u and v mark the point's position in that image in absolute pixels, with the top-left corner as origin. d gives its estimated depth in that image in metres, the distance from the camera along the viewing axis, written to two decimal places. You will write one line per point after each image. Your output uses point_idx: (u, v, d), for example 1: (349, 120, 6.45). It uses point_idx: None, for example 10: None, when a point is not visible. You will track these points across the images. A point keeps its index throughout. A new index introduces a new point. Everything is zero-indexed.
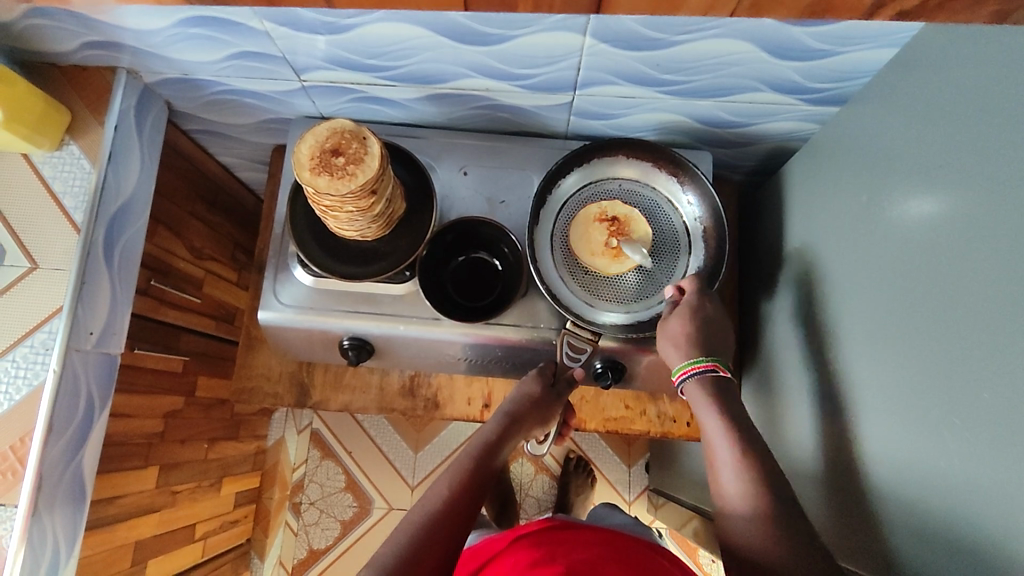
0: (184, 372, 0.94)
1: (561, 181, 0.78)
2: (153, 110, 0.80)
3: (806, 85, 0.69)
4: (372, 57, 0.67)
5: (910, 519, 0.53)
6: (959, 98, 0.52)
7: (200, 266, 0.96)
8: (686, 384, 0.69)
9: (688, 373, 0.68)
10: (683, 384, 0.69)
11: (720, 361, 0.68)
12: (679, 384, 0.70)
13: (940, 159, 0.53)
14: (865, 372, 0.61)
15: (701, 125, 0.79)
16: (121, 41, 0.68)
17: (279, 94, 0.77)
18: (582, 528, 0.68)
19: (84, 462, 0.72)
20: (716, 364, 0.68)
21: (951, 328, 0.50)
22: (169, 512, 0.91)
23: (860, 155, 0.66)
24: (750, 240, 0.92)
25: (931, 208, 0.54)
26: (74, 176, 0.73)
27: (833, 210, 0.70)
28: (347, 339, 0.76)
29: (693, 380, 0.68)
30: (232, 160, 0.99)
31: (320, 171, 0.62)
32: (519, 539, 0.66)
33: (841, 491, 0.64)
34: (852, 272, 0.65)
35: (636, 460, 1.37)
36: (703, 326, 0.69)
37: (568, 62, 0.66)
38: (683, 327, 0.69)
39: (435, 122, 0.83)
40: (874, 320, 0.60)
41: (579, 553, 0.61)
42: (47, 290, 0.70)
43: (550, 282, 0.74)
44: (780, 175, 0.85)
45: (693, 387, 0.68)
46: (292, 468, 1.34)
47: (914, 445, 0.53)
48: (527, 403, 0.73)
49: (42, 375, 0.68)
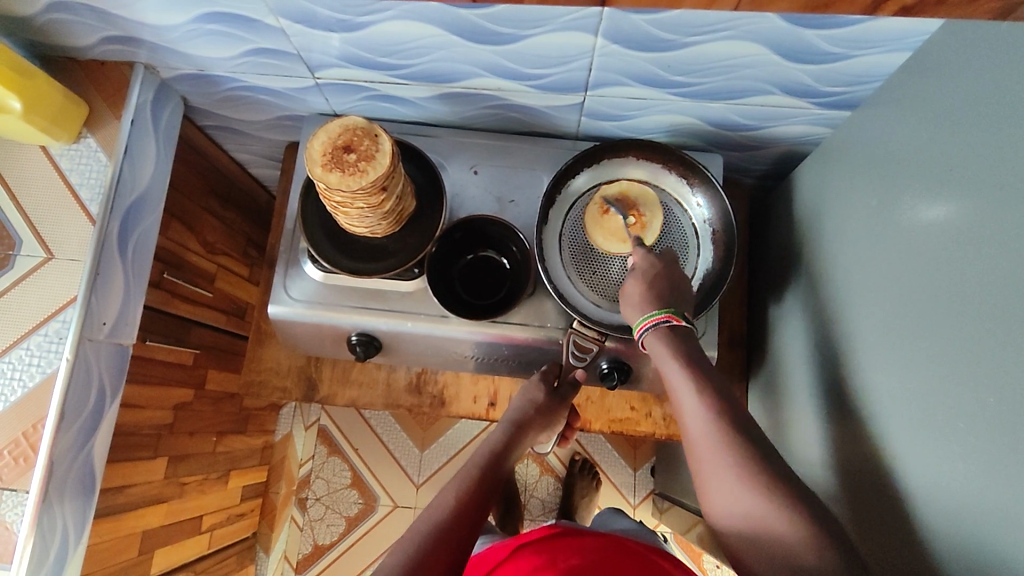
0: (195, 365, 0.95)
1: (570, 181, 0.78)
2: (169, 105, 0.81)
3: (818, 88, 0.69)
4: (385, 55, 0.68)
5: (923, 527, 0.52)
6: (971, 103, 0.52)
7: (213, 260, 0.98)
8: (646, 337, 0.68)
9: (645, 327, 0.67)
10: (644, 338, 0.68)
11: (675, 312, 0.67)
12: (640, 338, 0.68)
13: (952, 163, 0.53)
14: (875, 377, 0.61)
15: (712, 127, 0.79)
16: (140, 36, 0.69)
17: (293, 91, 0.78)
18: (586, 535, 0.67)
19: (94, 451, 0.73)
20: (672, 316, 0.66)
21: (962, 333, 0.49)
22: (176, 503, 0.92)
23: (872, 159, 0.65)
24: (760, 244, 0.92)
25: (943, 213, 0.53)
26: (91, 169, 0.74)
27: (844, 214, 0.69)
28: (354, 334, 0.77)
29: (652, 333, 0.67)
30: (246, 156, 1.00)
31: (332, 167, 0.62)
32: (523, 547, 0.65)
33: (850, 497, 0.64)
34: (862, 276, 0.65)
35: (642, 464, 1.36)
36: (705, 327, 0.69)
37: (579, 63, 0.66)
38: (639, 287, 0.68)
39: (446, 121, 0.83)
40: (883, 325, 0.60)
41: (580, 560, 0.61)
42: (62, 280, 0.72)
43: (557, 282, 0.74)
44: (791, 179, 0.85)
45: (653, 340, 0.67)
46: (298, 463, 1.35)
47: (925, 451, 0.52)
48: (533, 405, 0.73)
49: (55, 363, 0.70)
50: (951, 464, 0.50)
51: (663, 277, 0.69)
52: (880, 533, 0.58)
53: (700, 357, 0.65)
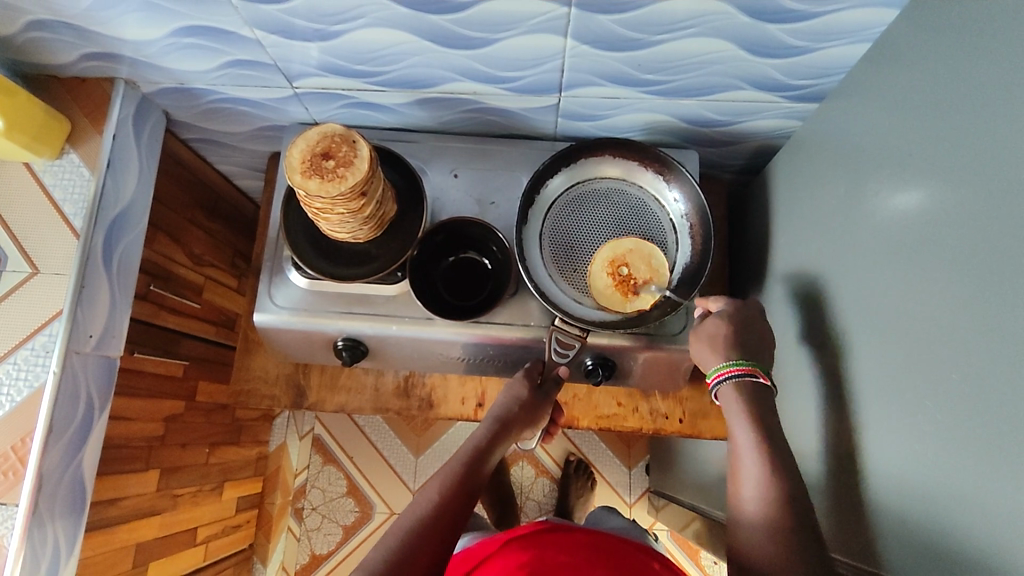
0: (185, 377, 0.95)
1: (549, 181, 0.79)
2: (151, 119, 0.82)
3: (787, 82, 0.70)
4: (361, 63, 0.69)
5: (905, 508, 0.53)
6: (930, 90, 0.53)
7: (200, 272, 0.98)
8: (720, 388, 0.68)
9: (724, 375, 0.68)
10: (717, 388, 0.69)
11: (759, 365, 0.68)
12: (713, 387, 0.69)
13: (916, 149, 0.54)
14: (855, 362, 0.62)
15: (687, 124, 0.80)
16: (120, 52, 0.70)
17: (273, 101, 0.79)
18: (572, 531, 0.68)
19: (84, 463, 0.73)
20: (755, 370, 0.67)
21: (935, 313, 0.50)
22: (170, 515, 0.92)
23: (841, 149, 0.67)
24: (739, 238, 0.93)
25: (910, 198, 0.54)
26: (75, 184, 0.75)
27: (818, 205, 0.71)
28: (340, 340, 0.77)
29: (729, 384, 0.67)
30: (231, 168, 1.01)
31: (311, 174, 0.63)
32: (509, 542, 0.66)
33: (836, 484, 0.64)
34: (838, 264, 0.66)
35: (636, 462, 1.37)
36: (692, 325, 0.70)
37: (553, 64, 0.68)
38: (722, 328, 0.70)
39: (425, 127, 0.84)
40: (859, 311, 0.61)
41: (564, 556, 0.62)
42: (47, 294, 0.72)
43: (539, 281, 0.75)
44: (766, 173, 0.86)
45: (729, 391, 0.68)
46: (294, 473, 1.35)
47: (904, 433, 0.53)
48: (516, 402, 0.74)
49: (43, 377, 0.70)
50: (927, 443, 0.50)
51: (745, 324, 0.71)
52: (864, 517, 0.59)
53: (771, 406, 0.66)
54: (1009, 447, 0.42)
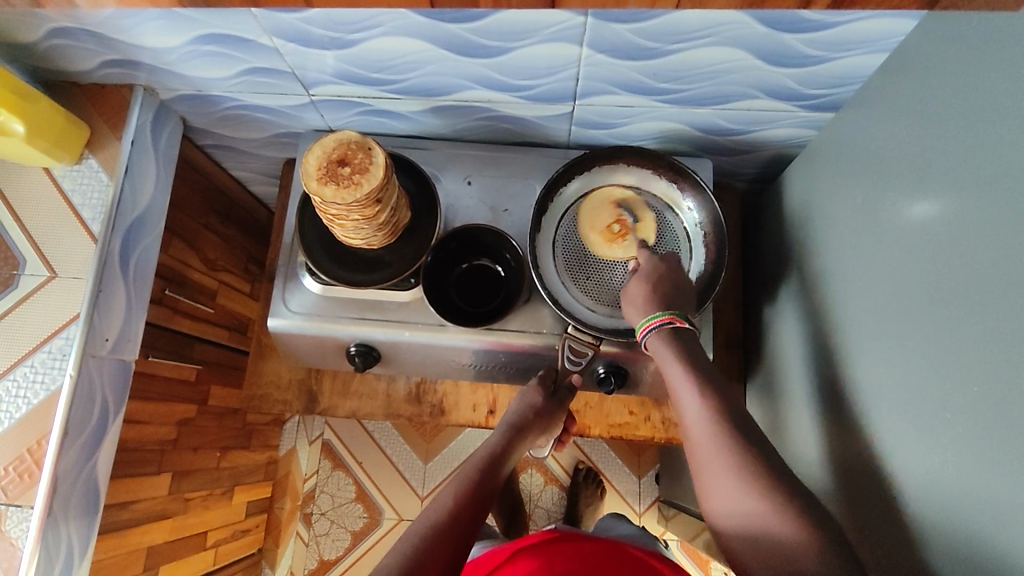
0: (198, 381, 0.96)
1: (562, 188, 0.79)
2: (168, 125, 0.83)
3: (802, 91, 0.70)
4: (377, 71, 0.69)
5: (921, 521, 0.52)
6: (947, 101, 0.53)
7: (214, 277, 0.99)
8: (650, 338, 0.68)
9: (650, 328, 0.67)
10: (647, 340, 0.68)
11: (677, 313, 0.67)
12: (643, 340, 0.69)
13: (933, 160, 0.54)
14: (869, 374, 0.61)
15: (700, 133, 0.80)
16: (139, 59, 0.71)
17: (289, 108, 0.80)
18: (586, 539, 0.68)
19: (99, 465, 0.74)
20: (675, 318, 0.66)
21: (952, 325, 0.50)
22: (181, 519, 0.92)
23: (856, 159, 0.66)
24: (753, 246, 0.93)
25: (927, 210, 0.54)
26: (93, 189, 0.76)
27: (832, 214, 0.70)
28: (353, 346, 0.78)
29: (655, 335, 0.67)
30: (246, 174, 1.02)
31: (327, 180, 0.64)
32: (522, 550, 0.65)
33: (849, 496, 0.64)
34: (853, 274, 0.65)
35: (646, 471, 1.36)
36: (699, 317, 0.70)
37: (567, 73, 0.68)
38: (643, 291, 0.69)
39: (439, 134, 0.85)
40: (875, 322, 0.61)
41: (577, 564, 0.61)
42: (65, 298, 0.73)
43: (552, 288, 0.75)
44: (780, 181, 0.86)
45: (658, 345, 0.67)
46: (303, 478, 1.36)
47: (919, 445, 0.53)
48: (531, 409, 0.74)
49: (59, 380, 0.71)
50: (942, 456, 0.50)
51: (665, 278, 0.70)
52: (878, 530, 0.58)
53: None
54: None
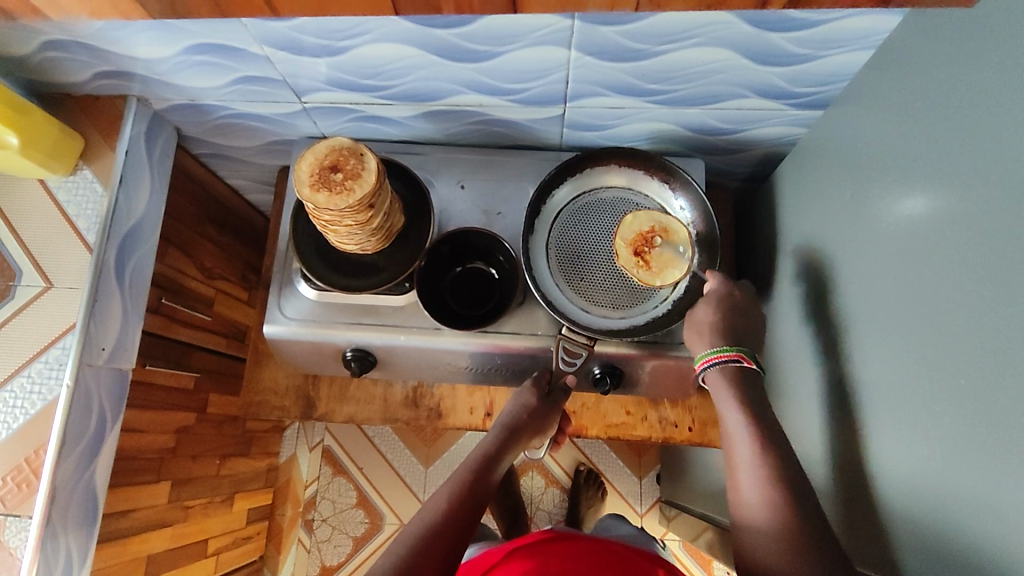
0: (196, 389, 0.96)
1: (554, 191, 0.80)
2: (163, 135, 0.83)
3: (791, 90, 0.70)
4: (368, 78, 0.70)
5: (916, 514, 0.52)
6: (933, 97, 0.53)
7: (211, 285, 0.99)
8: (709, 371, 0.70)
9: (712, 359, 0.69)
10: (706, 372, 0.70)
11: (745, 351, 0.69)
12: (702, 373, 0.70)
13: (920, 156, 0.54)
14: (862, 370, 0.61)
15: (692, 133, 0.81)
16: (132, 70, 0.71)
17: (283, 116, 0.81)
18: (581, 538, 0.68)
19: (97, 474, 0.74)
20: (743, 355, 0.68)
21: (941, 320, 0.50)
22: (181, 527, 0.93)
23: (846, 156, 0.67)
24: (748, 245, 0.93)
25: (916, 205, 0.54)
26: (88, 200, 0.76)
27: (825, 211, 0.70)
28: (349, 350, 0.78)
29: (716, 368, 0.69)
30: (241, 183, 1.02)
31: (319, 187, 0.64)
32: (517, 551, 0.66)
33: (845, 490, 0.64)
34: (845, 270, 0.66)
35: (647, 472, 1.36)
36: (722, 313, 0.71)
37: (557, 75, 0.68)
38: (710, 315, 0.71)
39: (433, 139, 0.85)
40: (867, 318, 0.61)
41: (573, 563, 0.62)
42: (61, 308, 0.73)
43: (546, 290, 0.75)
44: (773, 180, 0.86)
45: (716, 376, 0.69)
46: (304, 485, 1.36)
47: (912, 439, 0.53)
48: (525, 410, 0.74)
49: (56, 390, 0.71)
50: (934, 449, 0.50)
51: (736, 311, 0.72)
52: (876, 525, 0.58)
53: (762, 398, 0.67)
54: (1016, 452, 0.42)
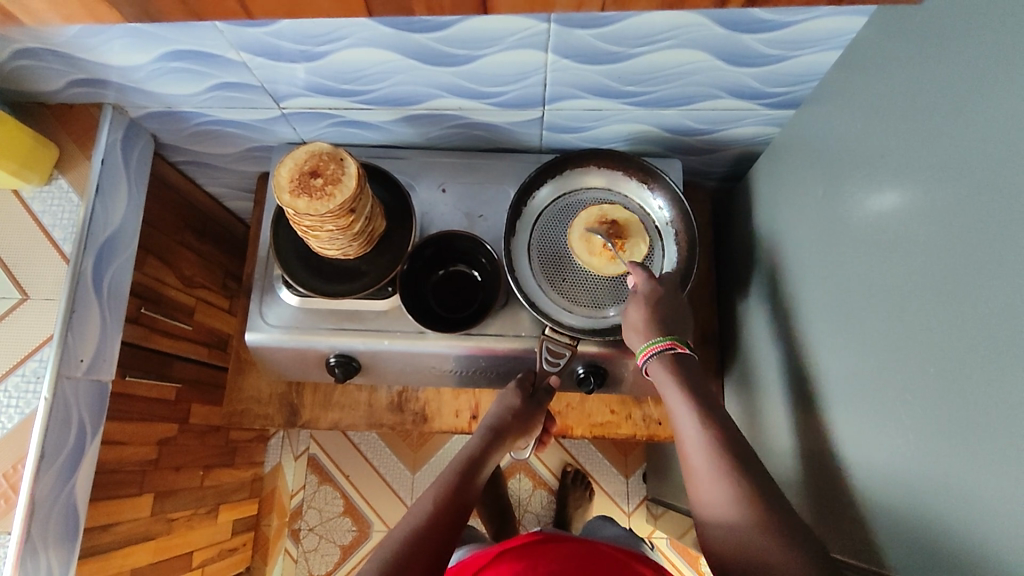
0: (178, 400, 0.95)
1: (535, 194, 0.80)
2: (139, 143, 0.82)
3: (764, 90, 0.72)
4: (347, 83, 0.70)
5: (890, 501, 0.53)
6: (899, 94, 0.55)
7: (191, 293, 0.98)
8: (651, 363, 0.68)
9: (651, 353, 0.68)
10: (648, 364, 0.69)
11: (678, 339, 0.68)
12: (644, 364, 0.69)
13: (888, 153, 0.56)
14: (837, 362, 0.62)
15: (669, 134, 0.82)
16: (107, 77, 0.71)
17: (261, 122, 0.80)
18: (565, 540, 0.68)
19: (77, 488, 0.73)
20: (675, 343, 0.67)
21: (911, 310, 0.51)
22: (165, 539, 0.91)
23: (818, 153, 0.68)
24: (726, 243, 0.94)
25: (885, 200, 0.56)
26: (63, 210, 0.75)
27: (798, 208, 0.72)
28: (333, 356, 0.78)
29: (656, 360, 0.68)
30: (220, 190, 1.02)
31: (299, 192, 0.64)
32: (503, 554, 0.65)
33: (822, 481, 0.65)
34: (818, 265, 0.67)
35: (633, 471, 1.37)
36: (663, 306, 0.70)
37: (535, 78, 0.69)
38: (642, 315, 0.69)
39: (413, 143, 0.85)
40: (840, 312, 0.62)
41: (560, 565, 0.62)
42: (37, 320, 0.72)
43: (528, 291, 0.76)
44: (748, 179, 0.88)
45: (659, 368, 0.67)
46: (290, 494, 1.34)
47: (886, 430, 0.54)
48: (510, 411, 0.74)
49: (34, 403, 0.70)
50: (907, 437, 0.51)
51: (665, 303, 0.70)
52: (850, 513, 0.59)
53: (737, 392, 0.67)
54: (988, 436, 0.43)
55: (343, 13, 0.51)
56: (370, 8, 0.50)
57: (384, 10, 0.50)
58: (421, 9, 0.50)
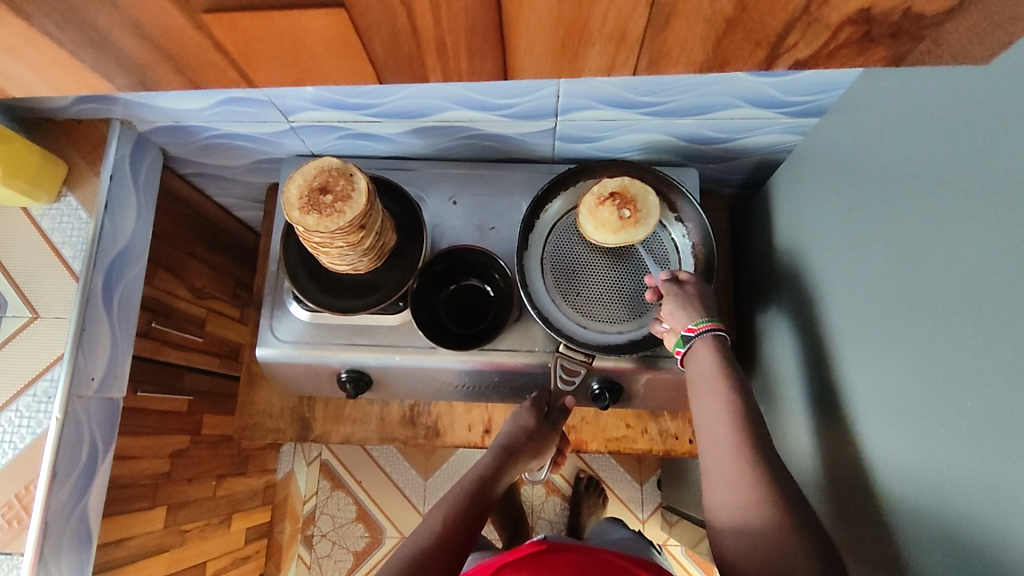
0: (190, 412, 0.95)
1: (548, 206, 0.78)
2: (147, 157, 0.82)
3: (784, 99, 0.69)
4: (355, 97, 0.69)
5: (909, 532, 0.51)
6: (925, 108, 0.52)
7: (203, 305, 0.98)
8: (697, 343, 0.67)
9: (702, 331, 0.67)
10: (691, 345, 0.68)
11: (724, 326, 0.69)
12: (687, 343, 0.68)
13: (912, 170, 0.53)
14: (857, 383, 0.60)
15: (685, 142, 0.80)
16: (113, 94, 0.70)
17: (270, 135, 0.79)
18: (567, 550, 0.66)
19: (89, 506, 0.73)
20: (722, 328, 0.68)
21: (932, 333, 0.49)
22: (179, 551, 0.91)
23: (840, 166, 0.66)
24: (743, 252, 0.92)
25: (910, 218, 0.53)
26: (73, 227, 0.75)
27: (820, 220, 0.69)
28: (344, 372, 0.77)
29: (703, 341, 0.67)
30: (229, 200, 1.01)
31: (309, 210, 0.63)
32: (503, 565, 0.64)
33: (842, 503, 0.63)
34: (840, 281, 0.65)
35: (647, 477, 1.35)
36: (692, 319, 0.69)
37: (547, 91, 0.67)
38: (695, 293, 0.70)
39: (423, 154, 0.84)
40: (862, 332, 0.60)
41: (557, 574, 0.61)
42: (48, 339, 0.72)
43: (541, 306, 0.74)
44: (767, 187, 0.86)
45: (704, 357, 0.66)
46: (302, 500, 1.35)
47: (907, 458, 0.52)
48: (524, 430, 0.74)
49: (45, 423, 0.70)
50: (928, 467, 0.49)
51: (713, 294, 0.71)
52: (870, 539, 0.57)
53: None
54: (1012, 474, 0.41)
55: (357, 82, 0.45)
56: (381, 76, 0.43)
57: (395, 75, 0.43)
58: (436, 77, 0.43)
